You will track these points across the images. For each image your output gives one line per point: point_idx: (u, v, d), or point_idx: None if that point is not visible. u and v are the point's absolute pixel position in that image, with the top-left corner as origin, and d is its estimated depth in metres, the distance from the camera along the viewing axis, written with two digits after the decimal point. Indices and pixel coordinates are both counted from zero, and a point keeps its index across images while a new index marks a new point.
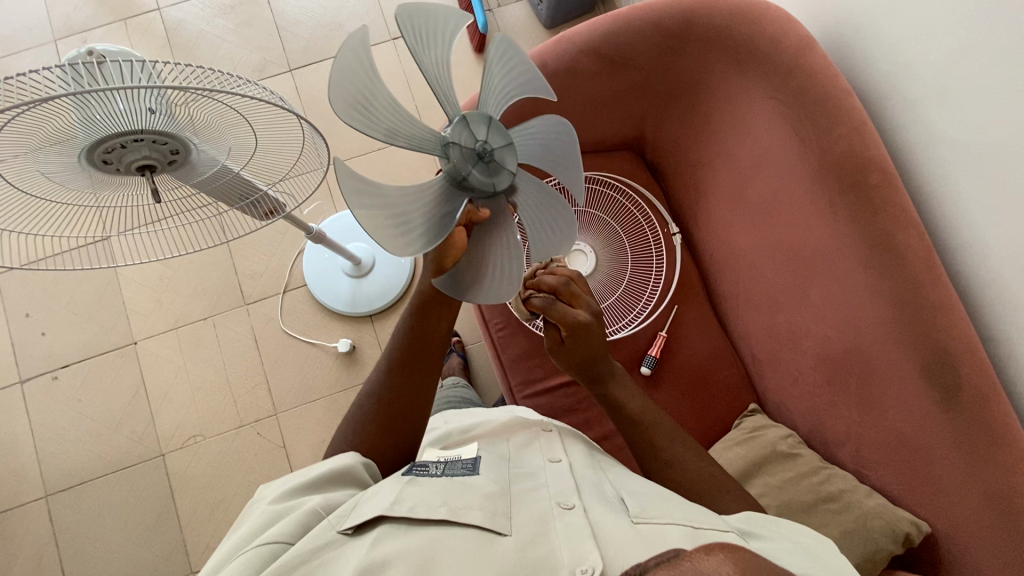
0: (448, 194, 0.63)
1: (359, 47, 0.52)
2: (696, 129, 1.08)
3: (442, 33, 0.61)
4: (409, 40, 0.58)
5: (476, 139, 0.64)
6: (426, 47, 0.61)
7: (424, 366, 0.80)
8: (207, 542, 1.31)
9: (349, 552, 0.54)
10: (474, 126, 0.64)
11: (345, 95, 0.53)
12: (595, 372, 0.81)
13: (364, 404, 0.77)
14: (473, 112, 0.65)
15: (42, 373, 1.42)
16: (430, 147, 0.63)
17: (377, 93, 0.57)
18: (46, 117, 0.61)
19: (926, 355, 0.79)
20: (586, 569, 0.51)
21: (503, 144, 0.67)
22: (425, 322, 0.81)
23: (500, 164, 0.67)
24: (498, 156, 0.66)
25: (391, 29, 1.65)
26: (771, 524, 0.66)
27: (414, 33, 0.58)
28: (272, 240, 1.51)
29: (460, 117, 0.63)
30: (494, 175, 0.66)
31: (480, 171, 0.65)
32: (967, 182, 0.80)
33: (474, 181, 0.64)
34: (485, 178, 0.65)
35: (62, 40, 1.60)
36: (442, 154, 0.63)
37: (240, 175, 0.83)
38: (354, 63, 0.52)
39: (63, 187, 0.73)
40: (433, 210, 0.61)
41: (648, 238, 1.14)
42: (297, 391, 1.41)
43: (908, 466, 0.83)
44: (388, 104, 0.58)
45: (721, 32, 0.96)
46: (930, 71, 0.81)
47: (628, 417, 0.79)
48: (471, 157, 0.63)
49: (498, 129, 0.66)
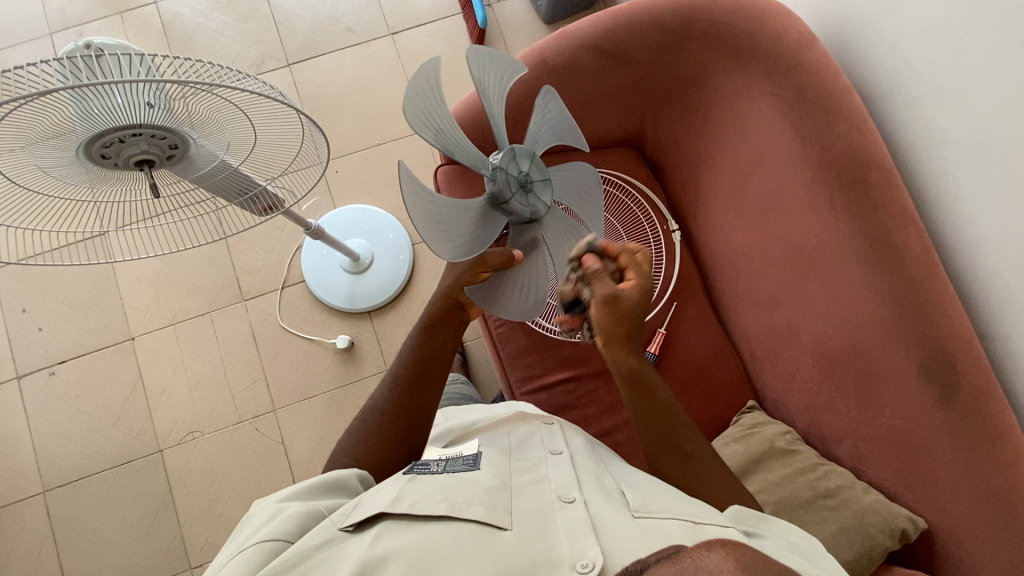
0: (487, 211, 0.74)
1: (433, 72, 0.64)
2: (696, 126, 1.08)
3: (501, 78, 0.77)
4: (476, 73, 0.72)
5: (520, 170, 0.76)
6: (489, 83, 0.75)
7: (425, 379, 0.80)
8: (205, 537, 1.31)
9: (350, 547, 0.54)
10: (519, 158, 0.76)
11: (416, 101, 0.64)
12: (633, 345, 0.78)
13: (368, 418, 0.77)
14: (521, 145, 0.77)
15: (39, 369, 1.41)
16: (479, 168, 0.74)
17: (441, 109, 0.69)
18: (43, 111, 0.60)
19: (925, 351, 0.80)
20: (587, 563, 0.51)
21: (541, 179, 0.79)
22: (431, 338, 0.84)
23: (537, 194, 0.78)
24: (536, 186, 0.78)
25: (390, 24, 1.65)
26: (764, 519, 0.66)
27: (481, 71, 0.73)
28: (271, 236, 1.50)
29: (510, 148, 0.75)
30: (532, 203, 0.77)
31: (521, 198, 0.76)
32: (966, 179, 0.80)
33: (513, 206, 0.76)
34: (524, 204, 0.76)
35: (58, 33, 1.59)
36: (489, 175, 0.74)
37: (239, 170, 0.82)
38: (427, 84, 0.65)
39: (57, 182, 0.72)
40: (472, 226, 0.71)
41: (647, 234, 1.15)
42: (297, 387, 1.41)
43: (906, 463, 0.83)
44: (444, 116, 0.70)
45: (721, 30, 0.96)
46: (932, 68, 0.81)
47: (661, 400, 0.77)
48: (515, 186, 0.75)
49: (539, 165, 0.79)
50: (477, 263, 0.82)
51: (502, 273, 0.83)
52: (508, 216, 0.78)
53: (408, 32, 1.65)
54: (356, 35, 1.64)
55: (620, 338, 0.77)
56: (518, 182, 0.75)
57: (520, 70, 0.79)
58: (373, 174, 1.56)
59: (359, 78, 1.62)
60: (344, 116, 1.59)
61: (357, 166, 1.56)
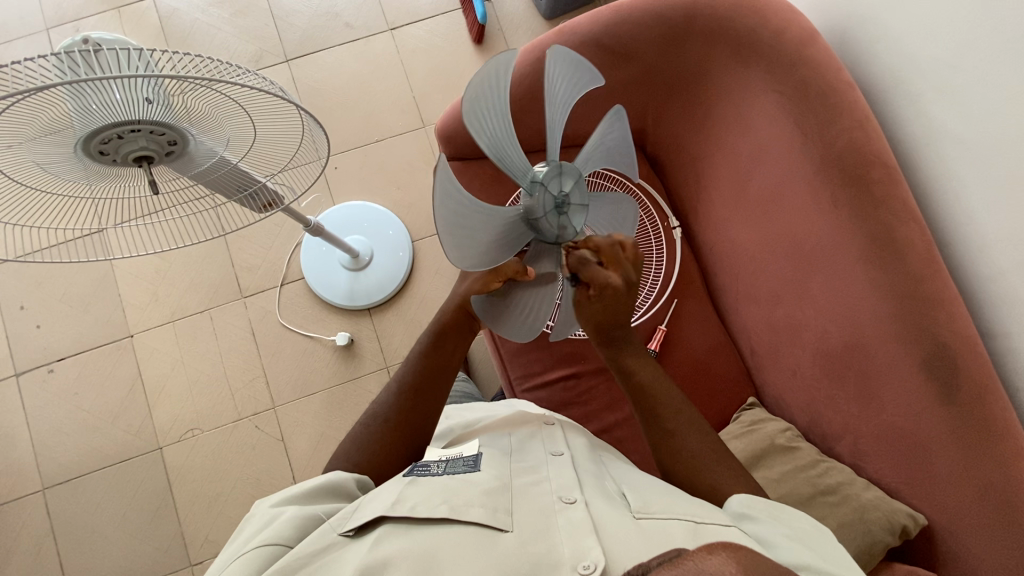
0: (515, 223, 0.69)
1: (501, 68, 0.58)
2: (698, 122, 1.07)
3: (571, 80, 0.71)
4: (547, 74, 0.67)
5: (561, 190, 0.70)
6: (554, 88, 0.69)
7: (434, 386, 0.81)
8: (206, 534, 1.31)
9: (349, 552, 0.54)
10: (564, 178, 0.71)
11: (478, 91, 0.58)
12: (614, 336, 0.78)
13: (371, 422, 0.77)
14: (569, 164, 0.71)
15: (37, 367, 1.41)
16: (520, 176, 0.69)
17: (499, 109, 0.62)
18: (40, 107, 0.60)
19: (925, 348, 0.80)
20: (588, 564, 0.51)
21: (580, 204, 0.74)
22: (440, 345, 0.84)
23: (571, 218, 0.72)
24: (573, 209, 0.72)
25: (388, 19, 1.64)
26: (774, 508, 0.65)
27: (553, 71, 0.67)
28: (270, 232, 1.50)
29: (557, 165, 0.70)
30: (563, 226, 0.72)
31: (552, 219, 0.70)
32: (968, 176, 0.80)
33: (542, 225, 0.71)
34: (553, 226, 0.71)
35: (54, 29, 1.58)
36: (527, 188, 0.69)
37: (238, 167, 0.82)
38: (492, 80, 0.59)
39: (56, 179, 0.72)
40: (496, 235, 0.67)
41: (648, 231, 1.14)
42: (297, 384, 1.41)
43: (906, 459, 0.83)
44: (504, 115, 0.64)
45: (722, 25, 0.95)
46: (934, 65, 0.81)
47: (635, 385, 0.77)
48: (550, 206, 0.69)
49: (581, 190, 0.74)
50: (492, 272, 0.79)
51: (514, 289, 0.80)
52: (536, 233, 0.73)
53: (407, 28, 1.64)
54: (354, 30, 1.64)
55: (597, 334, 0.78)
56: (555, 202, 0.70)
57: (597, 83, 0.75)
58: (372, 170, 1.55)
59: (359, 74, 1.61)
60: (343, 111, 1.58)
61: (356, 162, 1.56)
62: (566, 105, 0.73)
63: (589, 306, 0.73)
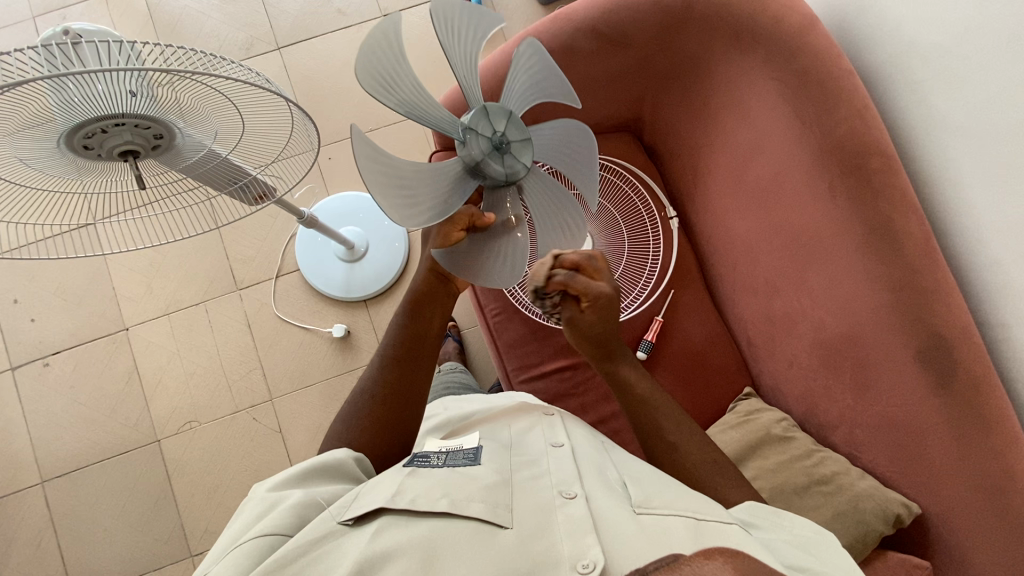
0: (460, 176, 0.67)
1: (391, 30, 0.55)
2: (696, 111, 1.06)
3: (476, 26, 0.67)
4: (439, 34, 0.62)
5: (495, 130, 0.67)
6: (455, 42, 0.65)
7: (412, 360, 0.79)
8: (206, 526, 1.32)
9: (349, 543, 0.55)
10: (493, 117, 0.67)
11: (372, 66, 0.56)
12: (608, 352, 0.80)
13: (359, 398, 0.77)
14: (496, 104, 0.68)
15: (33, 360, 1.40)
16: (451, 130, 0.65)
17: (405, 71, 0.60)
18: (22, 101, 0.59)
19: (921, 339, 0.79)
20: (588, 563, 0.51)
21: (521, 139, 0.70)
22: (418, 314, 0.81)
23: (516, 157, 0.69)
24: (514, 148, 0.69)
25: (381, 6, 1.61)
26: (776, 514, 0.66)
27: (447, 28, 0.63)
28: (264, 224, 1.49)
29: (482, 107, 0.67)
30: (509, 166, 0.68)
31: (496, 162, 0.67)
32: (967, 165, 0.79)
33: (487, 171, 0.67)
34: (500, 168, 0.67)
35: (41, 17, 1.55)
36: (460, 139, 0.66)
37: (229, 160, 0.80)
38: (385, 41, 0.56)
39: (39, 173, 0.71)
40: (444, 192, 0.65)
41: (646, 220, 1.13)
42: (294, 376, 1.41)
43: (900, 450, 0.84)
44: (415, 81, 0.61)
45: (721, 12, 0.93)
46: (935, 53, 0.80)
47: (634, 396, 0.78)
48: (488, 148, 0.66)
49: (517, 124, 0.70)
50: (445, 223, 0.70)
51: (476, 234, 0.73)
52: (485, 180, 0.70)
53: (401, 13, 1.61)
54: (347, 17, 1.61)
55: (593, 352, 0.80)
56: (492, 144, 0.67)
57: (500, 25, 0.68)
58: None
59: (352, 61, 1.58)
60: (336, 100, 1.56)
61: (350, 152, 1.54)
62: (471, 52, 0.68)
63: (586, 320, 0.76)
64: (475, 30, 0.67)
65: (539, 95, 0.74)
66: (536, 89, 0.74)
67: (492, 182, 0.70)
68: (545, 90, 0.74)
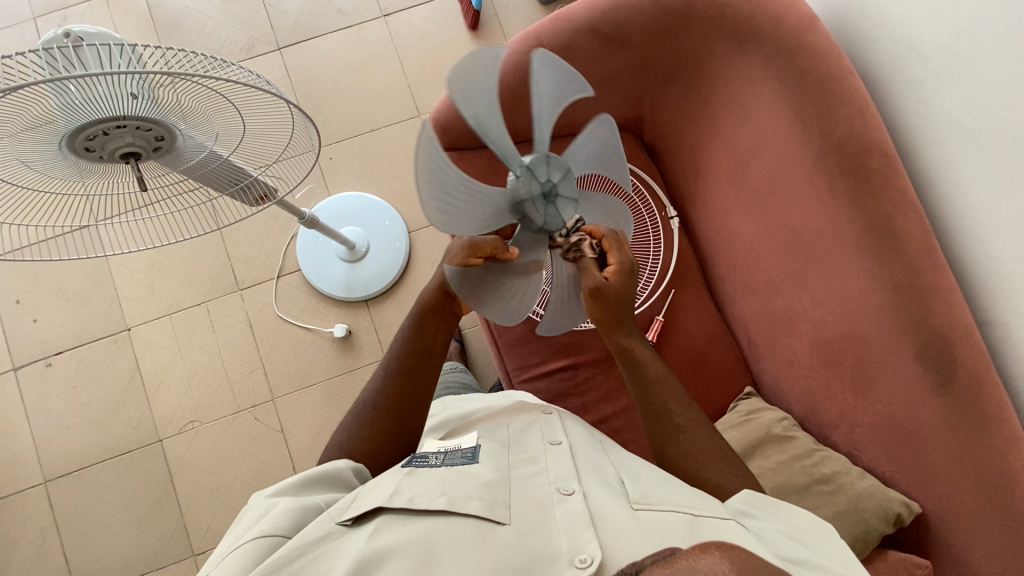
0: (504, 209, 0.68)
1: (486, 60, 0.60)
2: (697, 110, 1.06)
3: (564, 86, 0.72)
4: (534, 79, 0.67)
5: (548, 178, 0.70)
6: (541, 92, 0.69)
7: (416, 371, 0.80)
8: (208, 525, 1.33)
9: (347, 543, 0.55)
10: (552, 167, 0.70)
11: (461, 80, 0.58)
12: (622, 321, 0.78)
13: (361, 411, 0.77)
14: (559, 157, 0.71)
15: (35, 360, 1.41)
16: (511, 164, 0.68)
17: (486, 98, 0.63)
18: (23, 104, 0.59)
19: (922, 338, 0.79)
20: (585, 558, 0.52)
21: (569, 196, 0.73)
22: (422, 325, 0.82)
23: (560, 209, 0.72)
24: (561, 200, 0.72)
25: (381, 6, 1.61)
26: (772, 503, 0.65)
27: (541, 75, 0.67)
28: (265, 224, 1.49)
29: (546, 155, 0.70)
30: (551, 215, 0.71)
31: (542, 207, 0.69)
32: (967, 163, 0.79)
33: (529, 211, 0.69)
34: (542, 215, 0.70)
35: (41, 18, 1.55)
36: (517, 174, 0.68)
37: (230, 161, 0.81)
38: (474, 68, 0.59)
39: (41, 175, 0.71)
40: (484, 216, 0.66)
41: (646, 219, 1.13)
42: (295, 375, 1.41)
43: (901, 449, 0.84)
44: (492, 108, 0.64)
45: (722, 12, 0.93)
46: (935, 52, 0.80)
47: (641, 376, 0.78)
48: (537, 193, 0.69)
49: (570, 182, 0.73)
50: (469, 246, 0.72)
51: (494, 266, 0.74)
52: (523, 220, 0.71)
53: (401, 13, 1.61)
54: (347, 17, 1.61)
55: (609, 323, 0.77)
56: (542, 190, 0.69)
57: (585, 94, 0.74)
58: (367, 160, 1.53)
59: (352, 61, 1.59)
60: (336, 100, 1.56)
61: (350, 152, 1.54)
62: (553, 106, 0.72)
63: (611, 284, 0.73)
64: (563, 91, 0.72)
65: (596, 165, 0.79)
66: (594, 161, 0.79)
67: (528, 224, 0.72)
68: (603, 163, 0.80)
